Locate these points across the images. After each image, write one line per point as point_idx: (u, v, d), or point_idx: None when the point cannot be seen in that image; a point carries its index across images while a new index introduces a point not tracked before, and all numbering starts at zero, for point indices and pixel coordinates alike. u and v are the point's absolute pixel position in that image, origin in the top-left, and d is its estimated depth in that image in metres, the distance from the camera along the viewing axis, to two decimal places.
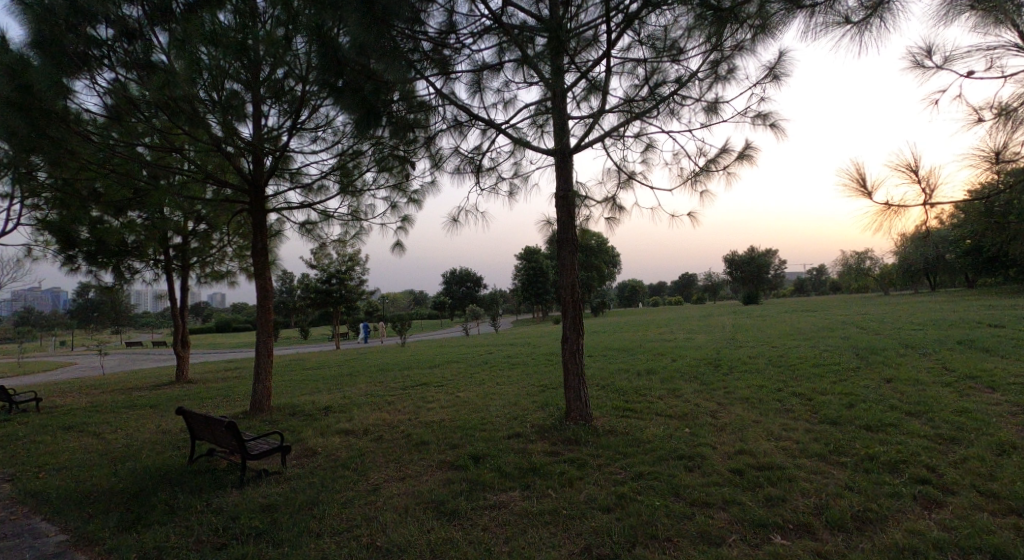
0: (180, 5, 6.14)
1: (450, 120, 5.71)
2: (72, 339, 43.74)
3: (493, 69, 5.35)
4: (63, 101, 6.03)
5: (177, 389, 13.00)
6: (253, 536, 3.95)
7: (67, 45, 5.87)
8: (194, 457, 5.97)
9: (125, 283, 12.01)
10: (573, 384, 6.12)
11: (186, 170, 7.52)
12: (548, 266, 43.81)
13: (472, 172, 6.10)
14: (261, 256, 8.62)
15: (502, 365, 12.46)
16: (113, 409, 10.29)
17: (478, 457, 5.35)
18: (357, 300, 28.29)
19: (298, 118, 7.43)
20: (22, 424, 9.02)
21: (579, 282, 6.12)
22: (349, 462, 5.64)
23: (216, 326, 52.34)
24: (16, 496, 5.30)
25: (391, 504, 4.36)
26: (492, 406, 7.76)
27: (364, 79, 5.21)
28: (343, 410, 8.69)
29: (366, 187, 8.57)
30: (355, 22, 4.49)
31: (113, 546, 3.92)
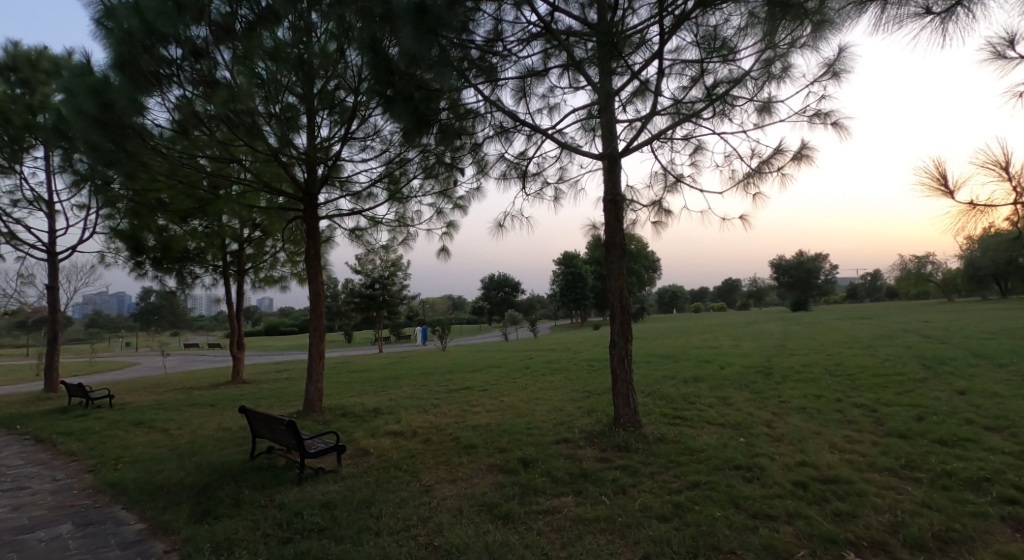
0: (242, 25, 6.55)
1: (496, 126, 5.75)
2: (136, 341, 46.46)
3: (540, 75, 5.36)
4: (139, 117, 6.44)
5: (234, 389, 13.64)
6: (315, 532, 4.09)
7: (142, 64, 6.28)
8: (254, 454, 6.25)
9: (187, 287, 12.72)
10: (621, 390, 6.04)
11: (244, 180, 7.91)
12: (587, 271, 43.42)
13: (518, 178, 6.12)
14: (315, 261, 8.96)
15: (543, 370, 12.43)
16: (179, 406, 10.89)
17: (528, 461, 5.36)
18: (399, 304, 28.88)
19: (349, 128, 7.68)
20: (100, 419, 9.68)
21: (627, 287, 6.03)
22: (400, 463, 5.77)
23: (265, 329, 54.51)
24: (96, 486, 5.69)
25: (444, 506, 4.41)
26: (537, 411, 7.75)
27: (415, 89, 5.34)
28: (390, 412, 8.88)
29: (413, 194, 8.77)
30: (409, 34, 4.60)
31: (187, 536, 4.12)
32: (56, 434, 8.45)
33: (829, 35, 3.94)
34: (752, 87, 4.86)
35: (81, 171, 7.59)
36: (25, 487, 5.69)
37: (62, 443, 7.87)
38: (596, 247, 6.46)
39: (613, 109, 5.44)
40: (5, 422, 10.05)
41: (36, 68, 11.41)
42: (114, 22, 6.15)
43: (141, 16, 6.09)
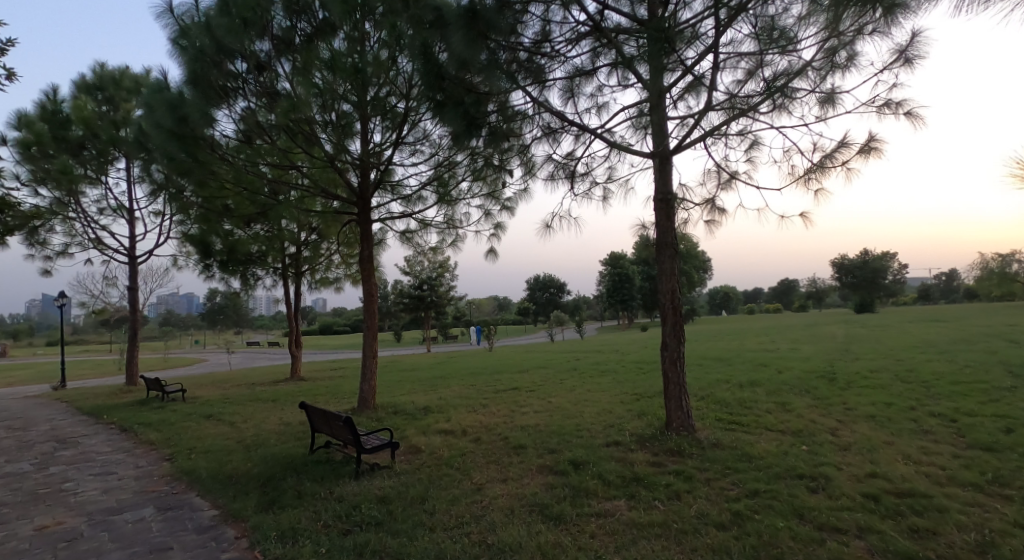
0: (301, 37, 6.85)
1: (543, 127, 5.74)
2: (204, 339, 49.33)
3: (588, 74, 5.32)
4: (208, 128, 6.86)
5: (292, 385, 14.28)
6: (373, 525, 4.23)
7: (212, 79, 6.70)
8: (314, 448, 6.53)
9: (250, 288, 13.42)
10: (673, 394, 5.91)
11: (303, 186, 8.27)
12: (635, 271, 42.62)
13: (566, 178, 6.09)
14: (368, 263, 9.25)
15: (591, 372, 12.33)
16: (244, 401, 11.51)
17: (578, 463, 5.33)
18: (446, 305, 29.35)
19: (400, 133, 7.90)
20: (175, 411, 10.38)
21: (679, 287, 5.91)
22: (451, 460, 5.89)
23: (320, 329, 56.66)
24: (172, 474, 6.11)
25: (495, 505, 4.46)
26: (586, 413, 7.70)
27: (465, 93, 5.39)
28: (440, 410, 9.04)
29: (461, 196, 8.90)
30: (461, 39, 4.69)
31: (255, 524, 4.36)
32: (137, 425, 9.13)
33: (900, 18, 3.71)
34: (814, 77, 4.63)
35: (157, 180, 8.15)
36: (112, 472, 6.18)
37: (142, 432, 8.50)
38: (645, 247, 6.36)
39: (664, 107, 5.30)
40: (93, 412, 10.94)
41: (119, 86, 12.38)
42: (187, 42, 6.59)
43: (211, 34, 6.50)
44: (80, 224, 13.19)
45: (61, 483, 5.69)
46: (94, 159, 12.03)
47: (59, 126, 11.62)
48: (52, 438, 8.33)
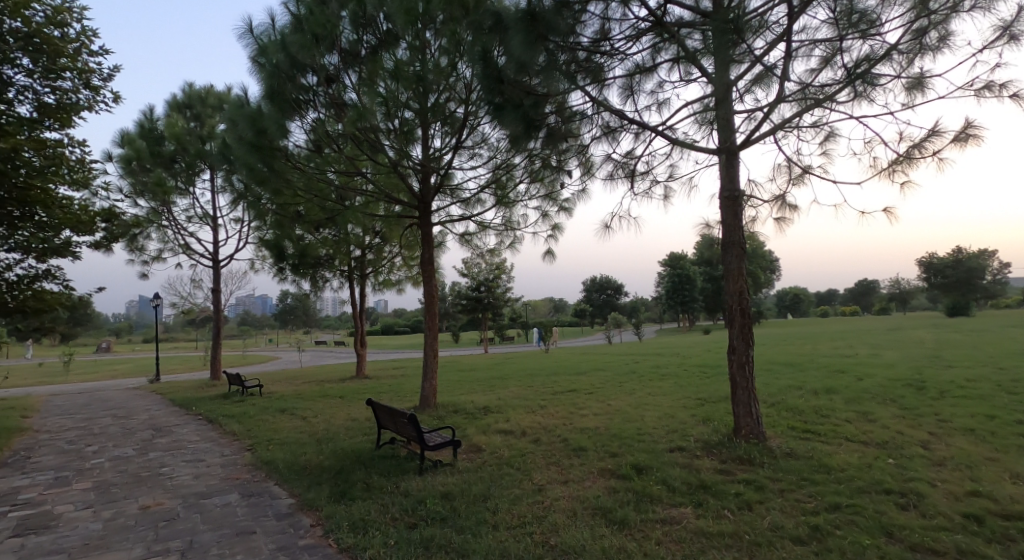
0: (366, 49, 7.14)
1: (602, 127, 5.67)
2: (276, 338, 52.23)
3: (648, 71, 5.20)
4: (283, 139, 7.29)
5: (358, 383, 14.89)
6: (438, 520, 4.35)
7: (286, 93, 7.10)
8: (380, 444, 6.80)
9: (319, 290, 14.13)
10: (742, 399, 5.68)
11: (368, 191, 8.62)
12: (696, 272, 41.19)
13: (625, 177, 5.98)
14: (429, 265, 9.49)
15: (652, 375, 12.07)
16: (314, 397, 12.13)
17: (641, 468, 5.24)
18: (503, 306, 29.61)
19: (459, 137, 8.08)
20: (253, 404, 11.08)
21: (747, 288, 5.67)
22: (512, 460, 5.95)
23: (382, 329, 58.64)
24: (253, 463, 6.54)
25: (557, 506, 4.46)
26: (647, 417, 7.55)
27: (524, 95, 5.41)
28: (499, 410, 9.15)
29: (519, 198, 8.96)
30: (520, 43, 4.74)
31: (328, 514, 4.59)
32: (221, 417, 9.84)
33: None
34: (900, 61, 4.30)
35: (238, 189, 8.73)
36: (201, 459, 6.71)
37: (226, 424, 9.15)
38: (709, 247, 6.15)
39: (731, 101, 5.06)
40: (182, 403, 11.91)
41: (206, 103, 13.39)
42: (264, 59, 7.02)
43: (286, 51, 6.91)
44: (172, 231, 14.38)
45: (159, 467, 6.22)
46: (184, 171, 13.08)
47: (155, 142, 12.72)
48: (149, 427, 9.13)
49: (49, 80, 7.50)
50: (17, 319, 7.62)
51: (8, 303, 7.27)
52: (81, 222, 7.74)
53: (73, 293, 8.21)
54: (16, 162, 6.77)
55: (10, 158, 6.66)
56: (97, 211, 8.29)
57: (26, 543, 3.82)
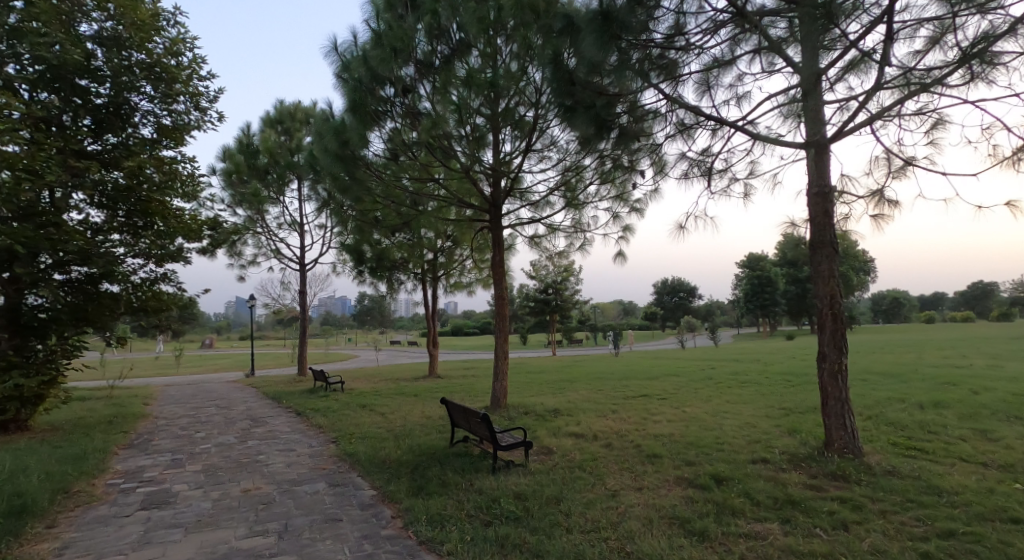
0: (439, 59, 7.37)
1: (676, 124, 5.50)
2: (354, 338, 54.99)
3: (728, 64, 4.98)
4: (364, 149, 7.69)
5: (431, 382, 15.37)
6: (511, 519, 4.41)
7: (367, 105, 7.47)
8: (453, 441, 6.99)
9: (395, 292, 14.74)
10: (834, 410, 5.32)
11: (441, 196, 8.89)
12: (778, 274, 38.81)
13: (701, 176, 5.77)
14: (499, 267, 9.64)
15: (730, 382, 11.54)
16: (391, 394, 12.67)
17: (721, 479, 5.04)
18: (572, 309, 29.44)
19: (529, 141, 8.17)
20: (336, 399, 11.75)
21: (839, 291, 5.30)
22: (584, 464, 5.92)
23: (453, 330, 60.05)
24: (337, 455, 6.95)
25: (632, 513, 4.39)
26: (726, 425, 7.23)
27: (596, 96, 5.36)
28: (570, 413, 9.11)
29: (589, 200, 8.91)
30: (593, 42, 4.70)
31: (408, 506, 4.78)
32: (308, 410, 10.51)
33: None
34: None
35: (322, 197, 9.30)
36: (292, 449, 7.21)
37: (312, 417, 9.76)
38: (794, 247, 5.81)
39: (821, 91, 4.74)
40: (274, 397, 12.86)
41: (294, 118, 14.39)
42: (347, 74, 7.41)
43: (367, 65, 7.27)
44: (265, 237, 15.56)
45: (256, 455, 6.76)
46: (276, 182, 14.06)
47: (251, 155, 13.82)
48: (246, 417, 9.94)
49: (167, 104, 8.36)
50: (140, 317, 8.58)
51: (133, 303, 8.23)
52: (191, 231, 8.55)
53: (184, 294, 9.10)
54: (140, 179, 7.88)
55: (136, 174, 7.80)
56: (204, 221, 9.11)
57: (151, 517, 4.29)
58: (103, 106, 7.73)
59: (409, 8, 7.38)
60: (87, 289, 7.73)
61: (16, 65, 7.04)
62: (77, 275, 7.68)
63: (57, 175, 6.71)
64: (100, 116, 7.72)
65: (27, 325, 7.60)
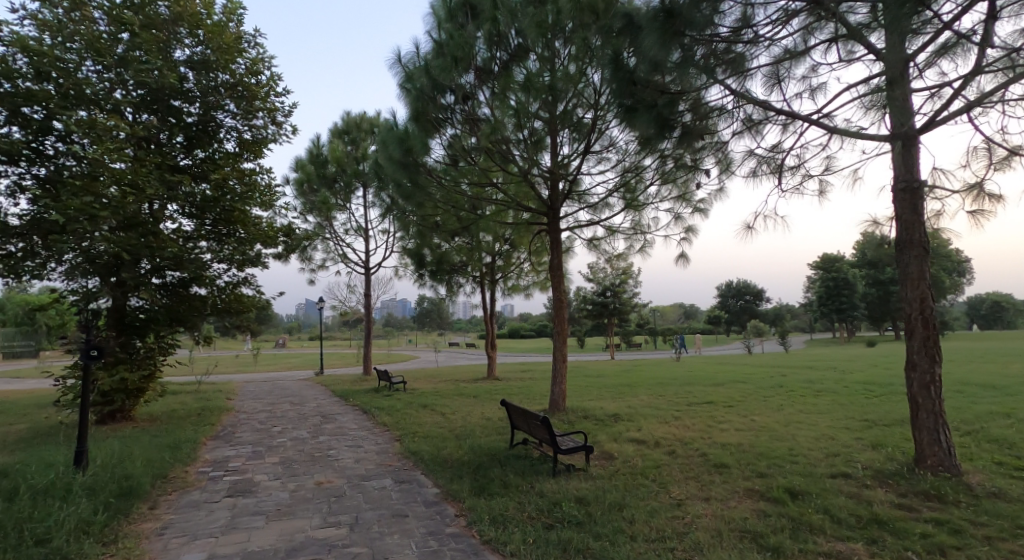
0: (498, 65, 7.46)
1: (744, 121, 5.28)
2: (414, 339, 56.46)
3: (801, 56, 4.73)
4: (425, 156, 7.91)
5: (490, 384, 15.51)
6: (573, 523, 4.38)
7: (428, 113, 7.68)
8: (513, 444, 7.02)
9: (454, 295, 15.03)
10: (926, 424, 4.92)
11: (500, 200, 8.99)
12: (856, 276, 36.36)
13: (771, 173, 5.51)
14: (557, 270, 9.61)
15: (803, 391, 10.92)
16: (451, 395, 12.90)
17: (796, 493, 4.78)
18: (630, 312, 28.88)
19: (588, 143, 8.12)
20: (399, 399, 12.12)
21: (930, 295, 4.90)
22: (646, 471, 5.79)
23: (510, 333, 60.41)
24: (401, 453, 7.16)
25: (700, 524, 4.25)
26: (800, 436, 6.85)
27: (658, 95, 5.26)
28: (631, 419, 8.94)
29: (649, 200, 8.71)
30: (655, 40, 4.60)
31: (471, 506, 4.85)
32: (373, 409, 10.89)
33: None
34: None
35: (386, 203, 9.64)
36: (359, 445, 7.50)
37: (377, 415, 10.11)
38: (876, 248, 5.43)
39: (908, 78, 4.40)
40: (341, 395, 13.42)
41: (360, 128, 15.01)
42: (410, 84, 7.64)
43: (429, 75, 7.46)
44: (332, 242, 16.31)
45: (327, 450, 7.09)
46: (343, 190, 14.78)
47: (320, 165, 14.54)
48: (317, 414, 10.44)
49: (248, 120, 8.96)
50: (224, 318, 9.20)
51: (218, 304, 8.82)
52: (269, 237, 9.11)
53: (262, 296, 9.68)
54: (224, 190, 8.51)
55: (220, 185, 8.43)
56: (279, 227, 9.67)
57: (237, 504, 4.61)
58: (193, 124, 8.40)
59: (470, 17, 7.51)
60: (179, 291, 8.43)
61: (122, 90, 7.80)
62: (171, 279, 8.37)
63: (156, 188, 7.39)
64: (191, 133, 8.41)
65: (130, 324, 8.42)
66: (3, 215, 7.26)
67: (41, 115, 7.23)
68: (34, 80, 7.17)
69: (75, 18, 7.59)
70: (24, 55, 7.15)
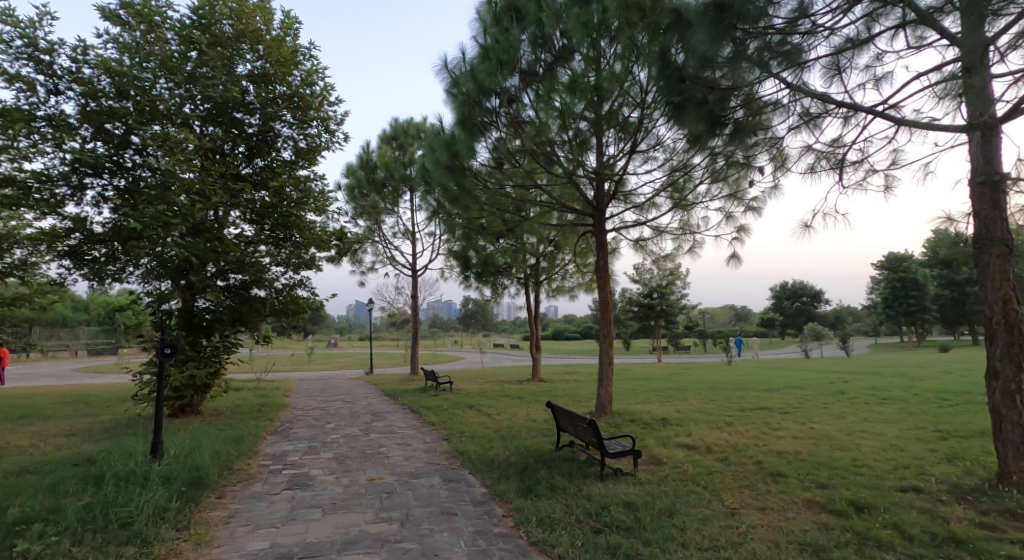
0: (543, 67, 7.46)
1: (801, 114, 5.05)
2: (459, 340, 57.21)
3: (863, 45, 4.49)
4: (471, 159, 8.00)
5: (535, 385, 15.49)
6: (623, 528, 4.31)
7: (474, 116, 7.76)
8: (559, 446, 6.98)
9: (499, 296, 15.11)
10: (1010, 436, 4.57)
11: (546, 201, 8.98)
12: (925, 276, 34.10)
13: (831, 169, 5.25)
14: (603, 271, 9.49)
15: (867, 398, 10.33)
16: (496, 396, 12.98)
17: (861, 506, 4.53)
18: (678, 314, 28.19)
19: (634, 142, 8.00)
20: (445, 399, 12.30)
21: (1014, 296, 4.54)
22: (698, 478, 5.63)
23: (554, 335, 60.17)
24: (449, 452, 7.25)
25: (755, 534, 4.10)
26: (865, 446, 6.48)
27: (709, 91, 5.11)
28: (680, 424, 8.72)
29: (698, 200, 8.49)
30: (705, 36, 4.46)
31: (519, 507, 4.86)
32: (420, 408, 11.09)
33: None
34: None
35: (432, 207, 9.82)
36: (408, 444, 7.66)
37: (425, 415, 10.29)
38: (950, 247, 5.09)
39: (986, 63, 4.09)
40: (390, 394, 13.74)
41: (407, 134, 15.35)
42: (456, 89, 7.74)
43: (475, 79, 7.53)
44: (381, 245, 16.74)
45: (378, 447, 7.27)
46: (391, 195, 15.15)
47: (370, 170, 14.97)
48: (368, 412, 10.74)
49: (303, 129, 9.33)
50: (281, 319, 9.60)
51: (276, 305, 9.22)
52: (322, 241, 9.45)
53: (317, 298, 10.06)
54: (282, 197, 8.90)
55: (279, 193, 8.82)
56: (332, 231, 10.01)
57: (295, 496, 4.80)
58: (253, 135, 8.82)
59: (515, 20, 7.55)
60: (241, 293, 8.88)
61: (190, 105, 8.29)
62: (234, 282, 8.80)
63: (221, 197, 7.82)
64: (252, 144, 8.83)
65: (198, 324, 8.92)
66: (88, 223, 7.86)
67: (121, 130, 7.79)
68: (115, 98, 7.72)
69: (150, 39, 8.15)
70: (107, 76, 7.72)
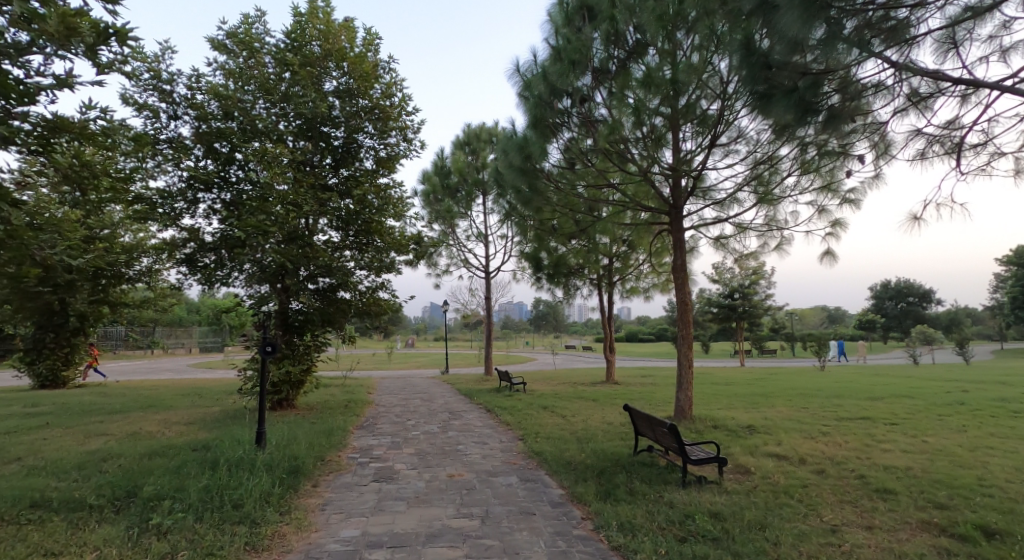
0: (616, 64, 7.32)
1: (909, 95, 4.56)
2: (532, 342, 57.54)
3: (984, 14, 3.99)
4: (543, 161, 7.95)
5: (610, 388, 15.21)
6: (709, 539, 4.11)
7: (546, 117, 7.72)
8: (637, 450, 6.77)
9: (571, 298, 14.99)
10: None
11: (620, 200, 8.79)
12: None
13: (945, 153, 4.71)
14: (681, 271, 9.12)
15: (992, 410, 9.18)
16: (570, 398, 12.87)
17: (989, 531, 4.03)
18: (763, 315, 26.62)
19: (714, 135, 7.65)
20: (519, 399, 12.37)
21: None
22: (791, 490, 5.26)
23: (628, 337, 58.85)
24: (524, 452, 7.26)
25: (862, 554, 3.76)
26: (991, 465, 5.75)
27: (798, 77, 4.75)
28: (768, 432, 8.20)
29: (786, 193, 7.94)
30: (796, 17, 4.05)
31: (597, 511, 4.76)
32: (495, 408, 11.22)
33: None
34: None
35: (505, 210, 9.90)
36: (484, 442, 7.76)
37: (501, 414, 10.39)
38: None
39: None
40: (465, 394, 14.01)
41: (480, 139, 15.61)
42: (528, 92, 7.74)
43: (546, 81, 7.50)
44: (455, 248, 17.14)
45: (455, 444, 7.43)
46: (464, 199, 15.48)
47: (444, 176, 15.37)
48: (445, 410, 11.02)
49: (383, 139, 9.75)
50: (364, 319, 10.07)
51: (360, 308, 9.68)
52: (401, 245, 9.80)
53: (396, 300, 10.46)
54: (365, 204, 9.34)
55: (361, 200, 9.27)
56: (409, 235, 10.37)
57: (382, 488, 5.00)
58: (339, 146, 9.34)
59: (587, 19, 7.44)
60: (329, 295, 9.37)
61: (284, 122, 8.90)
62: (323, 285, 9.30)
63: (311, 206, 8.31)
64: (337, 155, 9.36)
65: (291, 325, 9.52)
66: (201, 233, 8.67)
67: (227, 148, 8.53)
68: (222, 119, 8.47)
69: (251, 64, 8.86)
70: (215, 100, 8.48)
